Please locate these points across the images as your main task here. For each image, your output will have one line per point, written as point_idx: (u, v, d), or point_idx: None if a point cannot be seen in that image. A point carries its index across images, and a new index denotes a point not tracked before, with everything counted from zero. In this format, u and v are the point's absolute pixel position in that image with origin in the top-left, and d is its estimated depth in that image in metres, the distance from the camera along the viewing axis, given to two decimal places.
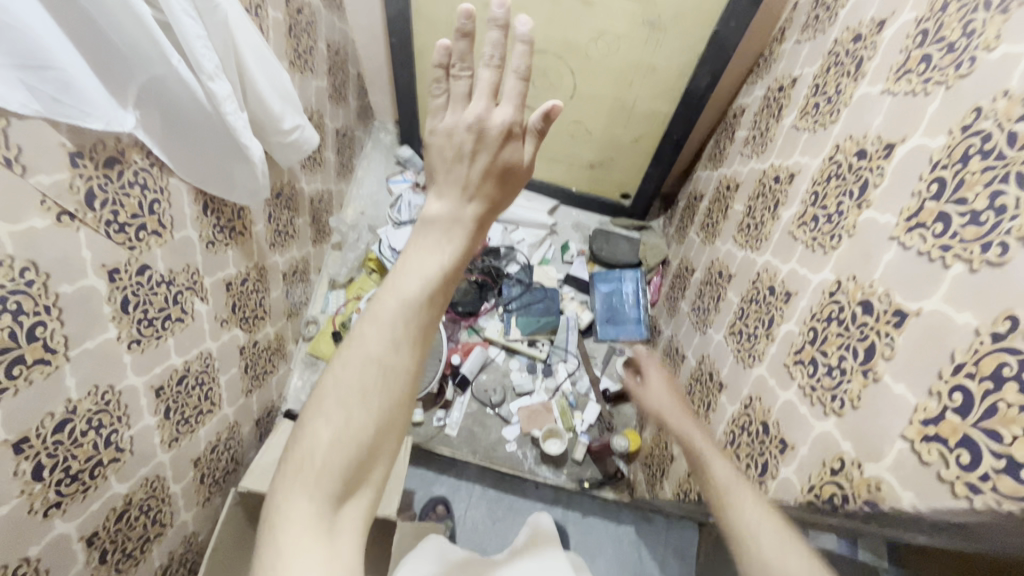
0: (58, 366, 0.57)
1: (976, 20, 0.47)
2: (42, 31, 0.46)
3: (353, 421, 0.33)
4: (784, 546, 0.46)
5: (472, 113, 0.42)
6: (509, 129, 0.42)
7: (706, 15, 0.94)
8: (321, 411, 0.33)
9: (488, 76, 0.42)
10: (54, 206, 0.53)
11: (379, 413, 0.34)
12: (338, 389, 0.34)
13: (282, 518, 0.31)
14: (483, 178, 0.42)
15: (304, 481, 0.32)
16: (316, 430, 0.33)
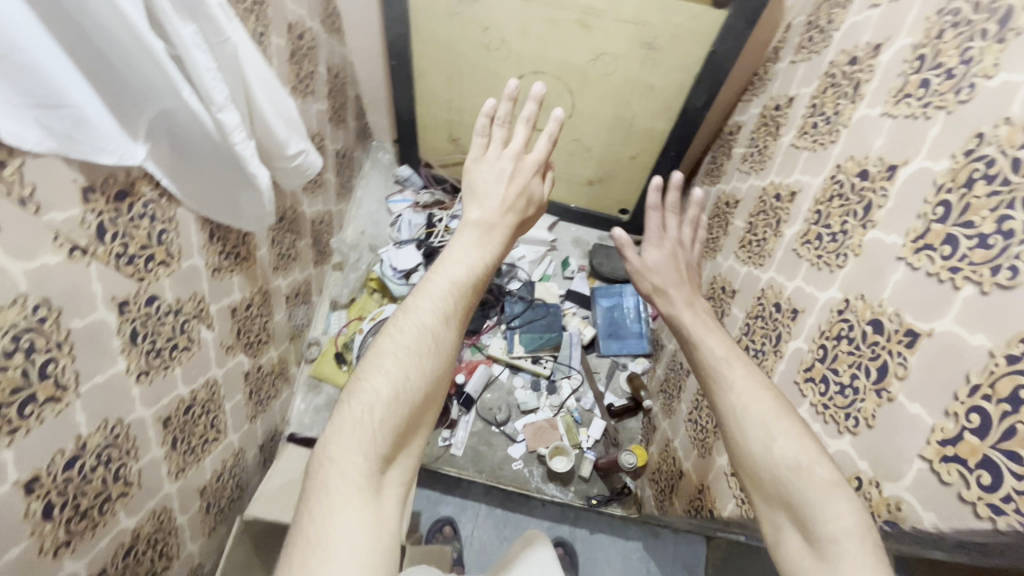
0: (69, 403, 0.56)
1: (973, 48, 0.48)
2: (59, 70, 0.46)
3: (406, 379, 0.48)
4: (767, 423, 0.50)
5: (511, 157, 0.67)
6: (536, 169, 0.68)
7: (702, 36, 0.96)
8: (381, 373, 0.48)
9: (523, 131, 0.68)
10: (66, 242, 0.53)
11: (426, 375, 0.50)
12: (393, 358, 0.49)
13: (340, 451, 0.44)
14: (518, 194, 0.65)
15: (362, 432, 0.45)
16: (379, 385, 0.47)
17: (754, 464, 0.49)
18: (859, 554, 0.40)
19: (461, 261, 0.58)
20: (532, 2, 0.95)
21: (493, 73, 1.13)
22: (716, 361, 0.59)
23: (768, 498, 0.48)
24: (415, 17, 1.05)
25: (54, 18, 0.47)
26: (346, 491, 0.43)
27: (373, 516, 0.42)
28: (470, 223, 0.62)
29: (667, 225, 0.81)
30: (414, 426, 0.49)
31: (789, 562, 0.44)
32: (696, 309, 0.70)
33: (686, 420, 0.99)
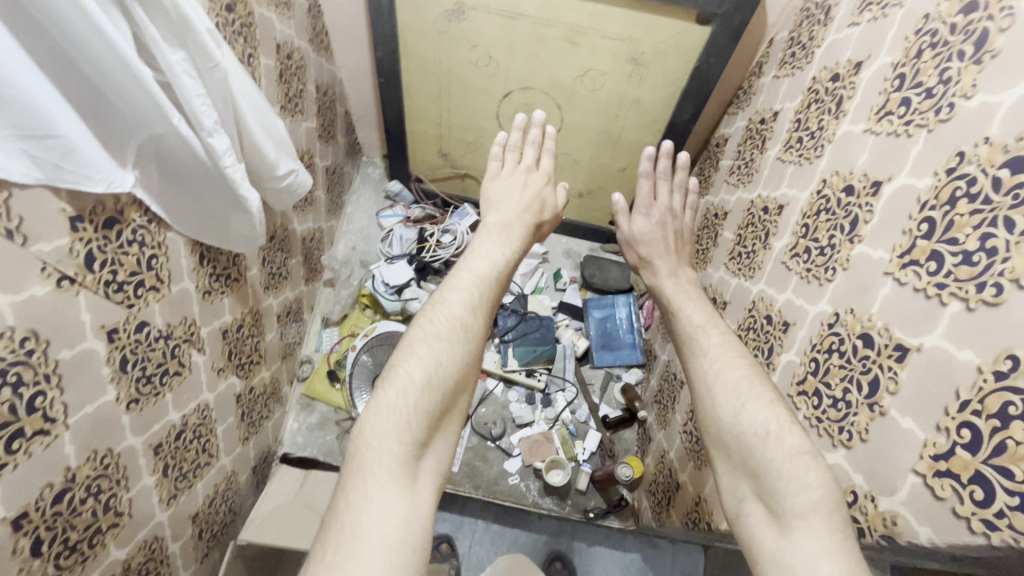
0: (57, 436, 0.55)
1: (951, 69, 0.50)
2: (46, 100, 0.46)
3: (439, 366, 0.52)
4: (737, 390, 0.51)
5: (523, 172, 0.83)
6: (544, 182, 0.83)
7: (687, 52, 0.97)
8: (415, 359, 0.52)
9: (530, 153, 0.85)
10: (54, 272, 0.52)
11: (457, 361, 0.54)
12: (427, 344, 0.53)
13: (377, 435, 0.47)
14: (530, 200, 0.80)
15: (397, 416, 0.48)
16: (413, 369, 0.51)
17: (722, 431, 0.51)
18: (815, 521, 0.41)
19: (484, 258, 0.66)
20: (519, 20, 0.96)
21: (482, 89, 1.14)
22: (695, 335, 0.60)
23: (733, 464, 0.49)
24: (403, 35, 1.05)
25: (40, 48, 0.46)
26: (384, 471, 0.45)
27: (409, 495, 0.45)
28: (491, 224, 0.75)
29: (658, 193, 0.84)
30: (446, 412, 0.52)
31: (749, 528, 0.46)
32: (678, 279, 0.75)
33: (681, 430, 0.99)
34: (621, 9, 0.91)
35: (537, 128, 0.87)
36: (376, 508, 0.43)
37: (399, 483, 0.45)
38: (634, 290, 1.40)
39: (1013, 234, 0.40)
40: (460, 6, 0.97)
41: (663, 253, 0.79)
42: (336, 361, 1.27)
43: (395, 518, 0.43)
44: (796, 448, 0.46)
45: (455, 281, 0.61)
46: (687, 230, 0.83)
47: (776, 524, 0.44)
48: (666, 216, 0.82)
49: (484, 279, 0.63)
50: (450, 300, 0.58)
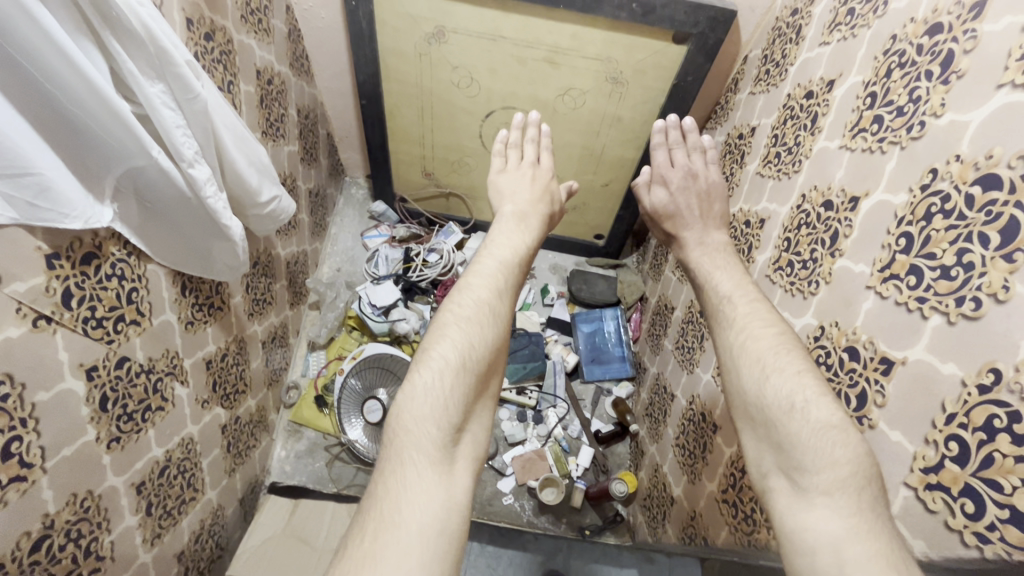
0: (34, 481, 0.53)
1: (920, 88, 0.51)
2: (20, 139, 0.45)
3: (470, 348, 0.53)
4: (762, 361, 0.50)
5: (528, 167, 0.84)
6: (551, 176, 0.84)
7: (664, 70, 0.99)
8: (448, 342, 0.53)
9: (531, 149, 0.86)
10: (30, 312, 0.51)
11: (488, 343, 0.55)
12: (457, 328, 0.54)
13: (416, 419, 0.48)
14: (541, 192, 0.81)
15: (434, 400, 0.49)
16: (447, 352, 0.52)
17: (746, 402, 0.49)
18: (838, 498, 0.39)
19: (504, 244, 0.68)
20: (500, 42, 0.97)
21: (464, 109, 1.15)
22: (720, 307, 0.59)
23: (758, 434, 0.48)
24: (383, 58, 1.06)
25: (13, 84, 0.45)
26: (424, 456, 0.46)
27: (446, 478, 0.46)
28: (506, 214, 0.75)
29: (676, 158, 0.82)
30: (478, 395, 0.53)
31: (772, 502, 0.44)
32: (706, 248, 0.72)
33: (673, 444, 1.00)
34: (599, 30, 0.92)
35: (535, 126, 0.88)
36: (415, 493, 0.44)
37: (437, 467, 0.46)
38: (621, 303, 1.41)
39: (989, 249, 0.41)
40: (440, 30, 0.98)
41: (691, 223, 0.76)
42: (323, 385, 1.26)
43: (434, 503, 0.44)
44: (824, 421, 0.43)
45: (479, 268, 0.63)
46: (716, 188, 0.79)
47: (799, 497, 0.42)
48: (688, 180, 0.80)
49: (506, 264, 0.65)
50: (475, 286, 0.60)
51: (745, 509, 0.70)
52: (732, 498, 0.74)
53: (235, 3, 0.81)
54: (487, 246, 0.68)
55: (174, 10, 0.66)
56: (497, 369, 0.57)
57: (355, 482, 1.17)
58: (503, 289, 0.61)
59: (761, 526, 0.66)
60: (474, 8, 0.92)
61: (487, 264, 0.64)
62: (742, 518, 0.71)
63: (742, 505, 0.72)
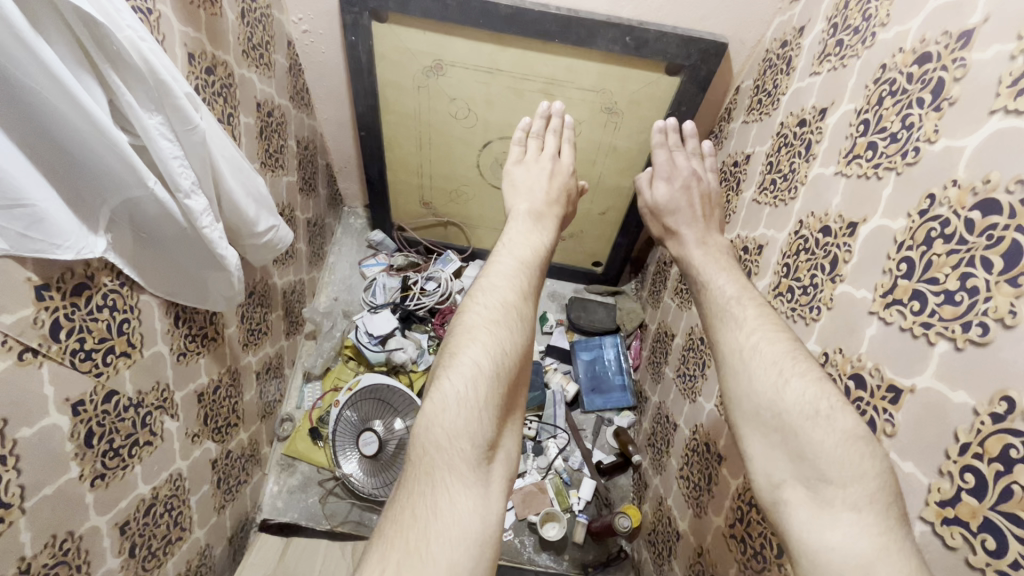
0: (13, 521, 0.51)
1: (912, 115, 0.52)
2: (15, 171, 0.45)
3: (501, 354, 0.54)
4: (778, 364, 0.49)
5: (548, 160, 0.84)
6: (569, 173, 0.84)
7: (658, 101, 1.00)
8: (478, 347, 0.54)
9: (551, 141, 0.86)
10: (16, 344, 0.50)
11: (516, 349, 0.56)
12: (487, 332, 0.55)
13: (450, 431, 0.49)
14: (558, 191, 0.81)
15: (467, 412, 0.50)
16: (480, 358, 0.53)
17: (757, 406, 0.48)
18: (867, 515, 0.39)
19: (525, 241, 0.70)
20: (496, 74, 0.99)
21: (462, 139, 1.16)
22: (720, 318, 0.57)
23: (768, 446, 0.46)
24: (382, 91, 1.08)
25: (12, 116, 0.45)
26: (455, 477, 0.47)
27: (481, 501, 0.47)
28: (522, 212, 0.76)
29: (676, 161, 0.82)
30: (508, 408, 0.54)
31: (785, 515, 0.43)
32: (707, 247, 0.72)
33: (678, 476, 0.97)
34: (593, 63, 0.94)
35: (558, 117, 0.88)
36: (449, 519, 0.45)
37: (471, 491, 0.47)
38: (621, 330, 1.39)
39: (992, 274, 0.40)
40: (437, 63, 1.00)
41: (689, 221, 0.76)
42: (318, 417, 1.23)
43: (468, 529, 0.45)
44: (850, 431, 0.43)
45: (500, 265, 0.65)
46: (713, 195, 0.81)
47: (820, 509, 0.41)
48: (690, 179, 0.80)
49: (525, 263, 0.66)
50: (501, 288, 0.61)
51: (754, 545, 0.68)
52: (740, 533, 0.71)
53: (238, 38, 0.83)
54: (505, 243, 0.70)
55: (176, 46, 0.67)
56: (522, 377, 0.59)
57: (350, 519, 1.14)
58: (528, 291, 0.63)
59: (772, 564, 0.63)
60: (471, 42, 0.94)
61: (506, 265, 0.65)
62: (752, 555, 0.68)
63: (751, 540, 0.69)
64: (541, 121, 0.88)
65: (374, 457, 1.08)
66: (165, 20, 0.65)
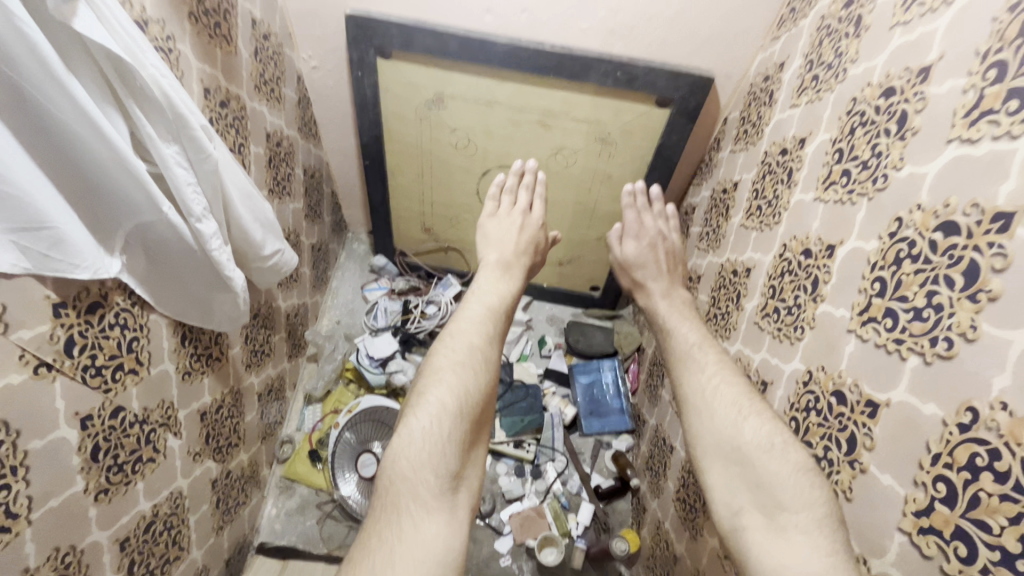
0: (18, 532, 0.52)
1: (881, 144, 0.55)
2: (41, 196, 0.48)
3: (465, 394, 0.58)
4: (738, 405, 0.57)
5: (519, 214, 0.88)
6: (539, 226, 0.88)
7: (649, 131, 1.05)
8: (443, 387, 0.58)
9: (524, 197, 0.90)
10: (33, 359, 0.52)
11: (481, 389, 0.60)
12: (451, 373, 0.59)
13: (415, 464, 0.52)
14: (526, 243, 0.85)
15: (431, 446, 0.53)
16: (444, 397, 0.57)
17: (719, 441, 0.56)
18: (815, 537, 0.45)
19: (492, 292, 0.75)
20: (495, 106, 1.04)
21: (462, 168, 1.21)
22: (685, 359, 0.66)
23: (727, 478, 0.54)
24: (386, 122, 1.13)
25: (39, 145, 0.49)
26: (419, 507, 0.50)
27: (445, 526, 0.50)
28: (491, 262, 0.81)
29: (645, 221, 0.90)
30: (472, 443, 0.58)
31: (744, 540, 0.50)
32: (671, 298, 0.81)
33: (675, 498, 0.97)
34: (587, 96, 0.99)
35: (531, 173, 0.91)
36: (410, 544, 0.47)
37: (435, 517, 0.50)
38: (619, 354, 1.41)
39: (955, 290, 0.43)
40: (438, 96, 1.05)
41: (655, 275, 0.85)
42: (318, 440, 1.23)
43: (430, 552, 0.47)
44: (800, 464, 0.51)
45: (468, 312, 0.70)
46: (678, 251, 0.89)
47: (774, 533, 0.47)
48: (657, 238, 0.88)
49: (492, 310, 0.72)
50: (466, 332, 0.66)
51: None
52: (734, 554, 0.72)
53: (251, 74, 0.88)
54: (473, 292, 0.75)
55: (193, 82, 0.72)
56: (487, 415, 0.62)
57: (347, 542, 1.13)
58: (490, 337, 0.67)
59: None
60: (470, 77, 0.99)
61: (472, 312, 0.70)
62: None
63: None
64: (514, 177, 0.91)
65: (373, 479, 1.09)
66: (184, 58, 0.69)
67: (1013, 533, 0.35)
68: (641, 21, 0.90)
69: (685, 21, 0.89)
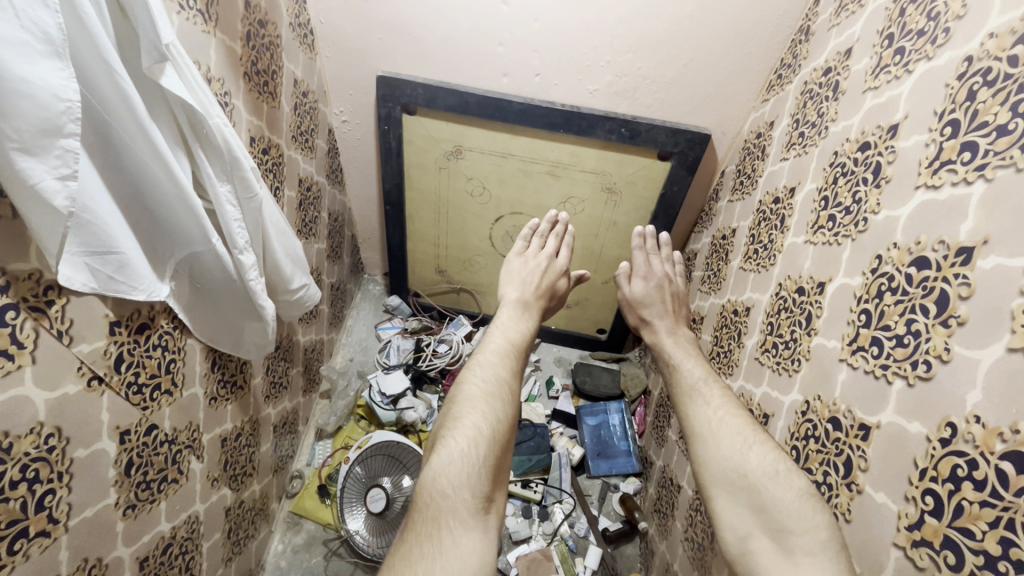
0: (56, 538, 0.56)
1: (860, 192, 0.61)
2: (115, 223, 0.53)
3: (497, 422, 0.62)
4: (743, 434, 0.60)
5: (545, 258, 0.94)
6: (562, 271, 0.94)
7: (652, 182, 1.13)
8: (477, 414, 0.62)
9: (552, 243, 0.97)
10: (88, 371, 0.57)
11: (508, 419, 0.64)
12: (485, 402, 0.64)
13: (453, 482, 0.55)
14: (541, 284, 0.90)
15: (469, 467, 0.57)
16: (478, 422, 0.61)
17: (726, 470, 0.58)
18: (821, 558, 0.47)
19: (505, 325, 0.80)
20: (509, 158, 1.13)
21: (477, 214, 1.29)
22: (689, 398, 0.70)
23: (732, 505, 0.56)
24: (408, 171, 1.22)
25: (117, 180, 0.55)
26: (458, 522, 0.53)
27: (481, 543, 0.52)
28: (504, 302, 0.86)
29: (652, 264, 0.95)
30: (501, 469, 0.61)
31: (754, 563, 0.52)
32: (674, 336, 0.86)
33: (682, 539, 0.97)
34: (594, 149, 1.08)
35: (562, 224, 0.99)
36: (450, 557, 0.50)
37: (471, 534, 0.52)
38: (625, 396, 1.43)
39: (930, 318, 0.47)
40: (457, 148, 1.14)
41: (658, 314, 0.90)
42: (327, 475, 1.25)
43: (468, 565, 0.50)
44: (803, 490, 0.53)
45: (489, 346, 0.76)
46: (681, 294, 0.95)
47: (782, 556, 0.49)
48: (663, 280, 0.93)
49: (514, 344, 0.77)
50: (491, 365, 0.71)
51: None
52: None
53: (290, 126, 0.98)
54: (490, 327, 0.80)
55: (243, 131, 0.81)
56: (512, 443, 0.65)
57: None
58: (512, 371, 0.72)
59: None
60: (488, 131, 1.09)
61: (492, 347, 0.75)
62: None
63: None
64: (545, 226, 0.98)
65: (382, 515, 1.09)
66: (238, 111, 0.78)
67: (994, 536, 0.39)
68: (643, 85, 0.99)
69: (684, 85, 0.98)
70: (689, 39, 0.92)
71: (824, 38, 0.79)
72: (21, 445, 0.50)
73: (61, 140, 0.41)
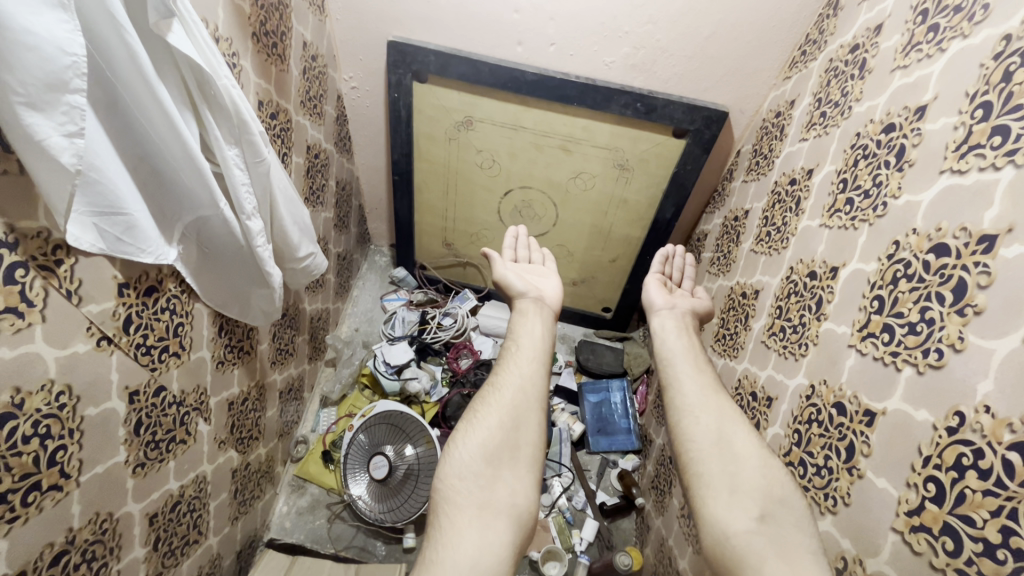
0: (68, 492, 0.57)
1: (881, 174, 0.60)
2: (123, 185, 0.53)
3: (480, 420, 0.71)
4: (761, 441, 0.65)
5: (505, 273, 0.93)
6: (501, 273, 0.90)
7: (665, 160, 1.10)
8: (467, 423, 0.72)
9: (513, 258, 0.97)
10: (97, 332, 0.58)
11: (497, 414, 0.72)
12: (472, 411, 0.73)
13: (447, 480, 0.66)
14: None
15: (457, 464, 0.68)
16: (462, 431, 0.71)
17: (746, 460, 0.62)
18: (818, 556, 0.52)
19: None
20: (521, 131, 1.11)
21: (485, 187, 1.27)
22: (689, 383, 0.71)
23: (740, 497, 0.59)
24: (417, 141, 1.20)
25: (125, 142, 0.54)
26: (452, 505, 0.64)
27: (475, 517, 0.62)
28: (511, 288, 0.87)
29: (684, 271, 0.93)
30: (502, 453, 0.69)
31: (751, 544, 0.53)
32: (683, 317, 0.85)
33: (679, 516, 0.98)
34: (608, 124, 1.05)
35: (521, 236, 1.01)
36: (450, 532, 0.60)
37: (466, 510, 0.63)
38: (627, 375, 1.44)
39: (945, 306, 0.47)
40: (468, 119, 1.12)
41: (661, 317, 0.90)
42: (332, 442, 1.27)
43: (466, 535, 0.60)
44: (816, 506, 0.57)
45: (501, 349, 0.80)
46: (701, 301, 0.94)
47: None
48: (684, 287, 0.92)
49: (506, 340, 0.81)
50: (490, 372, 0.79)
51: None
52: None
53: (299, 90, 0.95)
54: None
55: (251, 94, 0.79)
56: (534, 439, 0.73)
57: (354, 544, 1.17)
58: (536, 376, 0.77)
59: None
60: (500, 103, 1.06)
61: (524, 350, 0.79)
62: None
63: None
64: (508, 240, 0.95)
65: (384, 481, 1.11)
66: (246, 73, 0.77)
67: (995, 525, 0.39)
68: (661, 58, 0.96)
69: (704, 59, 0.95)
70: (713, 11, 0.88)
71: (854, 13, 0.76)
72: (32, 401, 0.50)
73: (67, 95, 0.40)
